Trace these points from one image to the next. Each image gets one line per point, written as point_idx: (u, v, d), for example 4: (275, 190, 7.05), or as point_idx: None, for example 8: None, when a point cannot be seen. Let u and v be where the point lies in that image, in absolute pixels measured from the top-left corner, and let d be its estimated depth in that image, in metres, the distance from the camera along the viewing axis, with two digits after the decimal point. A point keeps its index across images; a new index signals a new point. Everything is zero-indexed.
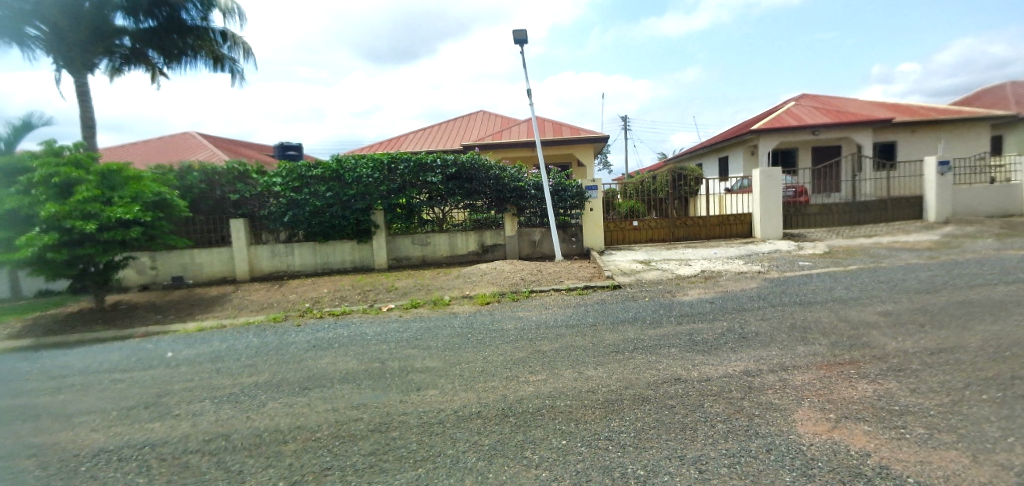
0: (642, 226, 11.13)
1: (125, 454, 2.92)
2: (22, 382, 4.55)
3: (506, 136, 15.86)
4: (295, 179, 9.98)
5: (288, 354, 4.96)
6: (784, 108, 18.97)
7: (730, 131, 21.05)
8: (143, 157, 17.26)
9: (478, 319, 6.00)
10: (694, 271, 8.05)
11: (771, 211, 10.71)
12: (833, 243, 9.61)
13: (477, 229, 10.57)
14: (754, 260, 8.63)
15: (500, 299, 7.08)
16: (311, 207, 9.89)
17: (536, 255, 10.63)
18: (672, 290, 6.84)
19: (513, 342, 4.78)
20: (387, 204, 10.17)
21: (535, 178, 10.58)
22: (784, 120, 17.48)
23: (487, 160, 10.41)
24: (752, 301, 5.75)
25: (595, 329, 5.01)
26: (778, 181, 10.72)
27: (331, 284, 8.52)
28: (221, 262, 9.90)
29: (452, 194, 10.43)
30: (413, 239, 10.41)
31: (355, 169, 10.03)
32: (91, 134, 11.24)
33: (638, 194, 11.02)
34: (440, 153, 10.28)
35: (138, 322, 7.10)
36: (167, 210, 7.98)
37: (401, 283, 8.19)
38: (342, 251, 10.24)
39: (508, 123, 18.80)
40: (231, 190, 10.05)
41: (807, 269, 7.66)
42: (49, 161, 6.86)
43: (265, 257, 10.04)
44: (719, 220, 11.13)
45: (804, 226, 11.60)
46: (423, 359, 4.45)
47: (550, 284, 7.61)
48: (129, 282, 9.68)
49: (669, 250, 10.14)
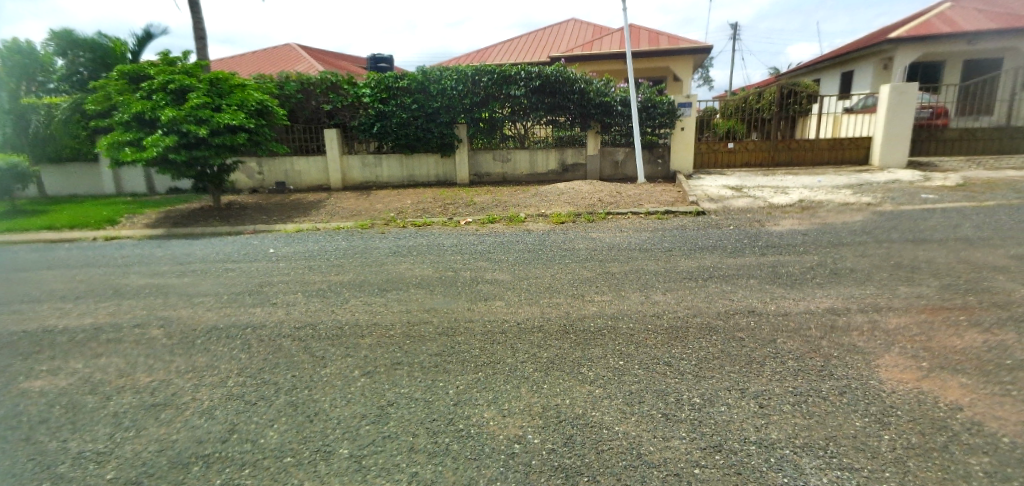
0: (739, 149, 10.12)
1: (231, 333, 3.47)
2: (158, 265, 5.40)
3: (596, 47, 14.75)
4: (381, 91, 10.13)
5: (371, 258, 5.35)
6: (938, 9, 15.55)
7: (860, 41, 17.91)
8: (249, 68, 18.38)
9: (550, 237, 5.98)
10: (791, 200, 7.29)
11: (897, 134, 9.18)
12: (972, 174, 8.16)
13: (558, 147, 10.26)
14: (867, 191, 7.59)
15: (575, 219, 7.00)
16: (397, 119, 10.07)
17: (618, 176, 10.20)
18: (763, 219, 6.29)
19: (583, 262, 4.75)
20: (470, 118, 10.15)
21: (624, 93, 9.93)
22: (934, 25, 14.41)
23: (573, 73, 9.87)
24: (854, 235, 5.12)
25: (670, 255, 4.82)
26: (912, 101, 9.05)
27: (412, 196, 8.84)
28: (317, 170, 10.61)
29: (535, 108, 10.08)
30: (494, 154, 10.34)
31: (440, 81, 9.98)
32: (201, 45, 12.06)
33: (739, 113, 10.04)
34: (524, 65, 9.86)
35: (246, 220, 7.97)
36: (269, 117, 8.49)
37: (478, 198, 8.30)
38: (426, 164, 10.51)
39: (599, 31, 17.37)
40: (324, 101, 10.49)
41: (931, 202, 6.61)
42: (165, 69, 7.51)
43: (356, 168, 10.60)
44: (831, 144, 9.80)
45: (937, 154, 9.67)
46: (492, 272, 4.60)
47: (629, 207, 7.31)
48: (240, 185, 10.78)
49: (766, 176, 9.20)
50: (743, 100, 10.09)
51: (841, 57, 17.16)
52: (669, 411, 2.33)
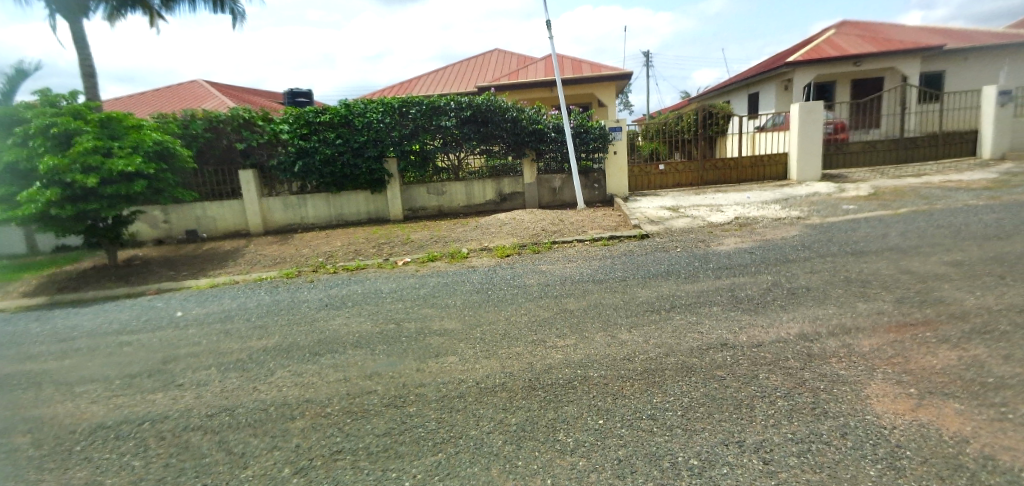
0: (670, 170, 10.42)
1: (123, 432, 2.69)
2: (27, 344, 4.40)
3: (523, 76, 14.92)
4: (301, 126, 9.44)
5: (299, 315, 4.70)
6: (824, 36, 17.36)
7: (761, 66, 19.62)
8: (149, 107, 16.78)
9: (498, 274, 5.63)
10: (727, 218, 7.49)
11: (810, 150, 9.82)
12: (878, 184, 8.87)
13: (495, 176, 10.05)
14: (793, 204, 7.97)
15: (521, 251, 6.71)
16: (322, 155, 9.42)
17: (558, 202, 10.13)
18: (707, 239, 6.33)
19: (538, 300, 4.42)
20: (400, 150, 9.65)
21: (556, 120, 9.89)
22: (823, 50, 16.04)
23: (503, 102, 9.68)
24: (797, 251, 5.21)
25: (626, 286, 4.60)
26: (819, 118, 9.74)
27: (345, 237, 8.19)
28: (232, 215, 9.66)
29: (468, 138, 9.84)
30: (428, 187, 9.97)
31: (365, 115, 9.50)
32: (89, 82, 10.76)
33: (661, 135, 10.19)
34: (453, 95, 9.62)
35: (149, 278, 6.94)
36: (171, 160, 7.61)
37: (417, 235, 7.82)
38: (356, 201, 9.89)
39: (524, 61, 17.67)
40: (237, 139, 9.62)
41: (853, 213, 7.01)
42: (43, 111, 6.43)
43: (277, 209, 9.77)
44: (752, 161, 10.35)
45: (846, 166, 10.54)
46: (440, 320, 4.14)
47: (574, 234, 7.15)
48: (142, 237, 9.55)
49: (699, 195, 9.50)
50: (664, 121, 10.11)
51: (747, 80, 18.64)
52: (667, 480, 2.01)
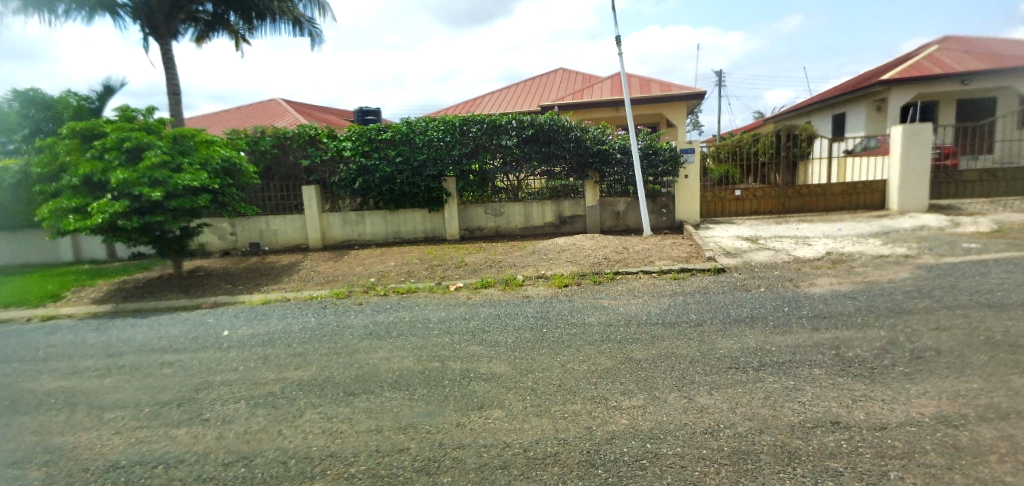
0: (747, 196, 9.53)
1: (133, 476, 2.45)
2: (81, 357, 4.46)
3: (586, 95, 14.53)
4: (363, 144, 9.52)
5: (341, 342, 4.45)
6: (926, 51, 15.66)
7: (850, 85, 18.06)
8: (233, 123, 17.98)
9: (553, 307, 5.16)
10: (818, 253, 6.59)
11: (916, 178, 8.64)
12: (1004, 218, 7.57)
13: (554, 198, 9.65)
14: (896, 239, 6.92)
15: (580, 281, 6.21)
16: (381, 173, 9.41)
17: (620, 227, 9.55)
18: (795, 278, 5.53)
19: (599, 344, 3.91)
20: (459, 170, 9.49)
21: (623, 140, 9.37)
22: (925, 67, 14.44)
23: (568, 121, 9.30)
24: (914, 299, 4.33)
25: (703, 332, 3.98)
26: (926, 141, 8.54)
27: (398, 256, 8.04)
28: (295, 230, 9.91)
29: (529, 159, 9.51)
30: (485, 207, 9.71)
31: (426, 133, 9.42)
32: (177, 101, 11.55)
33: (733, 157, 9.30)
34: (515, 114, 9.35)
35: (208, 291, 7.09)
36: (236, 176, 7.86)
37: (470, 257, 7.51)
38: (412, 220, 9.82)
39: (588, 80, 17.28)
40: (302, 156, 9.85)
41: (977, 253, 5.91)
42: (121, 126, 6.82)
43: (336, 225, 9.90)
44: (843, 188, 9.25)
45: (957, 196, 9.09)
46: (489, 362, 3.72)
47: (639, 265, 6.55)
48: (212, 248, 9.97)
49: (780, 224, 8.58)
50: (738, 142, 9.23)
51: (831, 99, 17.22)
52: None
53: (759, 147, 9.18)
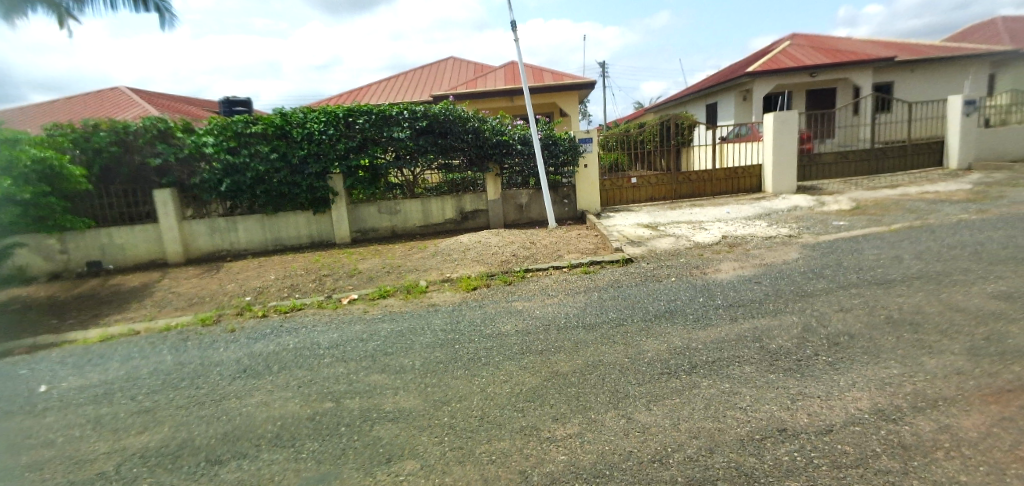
0: (642, 183, 9.73)
1: None
2: None
3: (480, 84, 14.09)
4: (228, 138, 8.15)
5: (204, 386, 3.51)
6: (780, 47, 17.54)
7: (719, 77, 19.75)
8: (59, 115, 14.76)
9: (464, 316, 4.65)
10: (714, 237, 6.81)
11: (785, 162, 9.45)
12: (857, 196, 8.55)
13: (454, 193, 9.11)
14: (778, 220, 7.44)
15: (489, 283, 5.77)
16: (253, 172, 8.16)
17: (525, 220, 9.30)
18: (700, 265, 5.61)
19: (521, 359, 3.49)
20: (346, 166, 8.51)
21: (522, 130, 9.05)
22: (781, 61, 16.15)
23: (464, 111, 8.79)
24: (811, 280, 4.53)
25: (627, 334, 3.74)
26: (792, 128, 9.36)
27: (279, 268, 6.96)
28: (146, 243, 8.25)
29: (424, 151, 8.80)
30: (379, 206, 8.89)
31: (305, 125, 8.29)
32: None
33: (623, 145, 9.45)
34: (406, 103, 8.61)
35: (21, 331, 5.49)
36: (56, 182, 6.14)
37: (366, 264, 6.70)
38: (295, 224, 8.69)
39: (481, 70, 16.86)
40: (150, 153, 8.12)
41: (846, 230, 6.52)
42: None
43: (202, 234, 8.42)
44: (725, 174, 9.86)
45: (817, 177, 10.14)
46: (396, 395, 3.11)
47: (550, 260, 6.26)
48: (31, 271, 7.93)
49: (675, 210, 8.89)
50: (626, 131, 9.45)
51: (705, 90, 18.67)
52: None
53: (646, 134, 9.41)
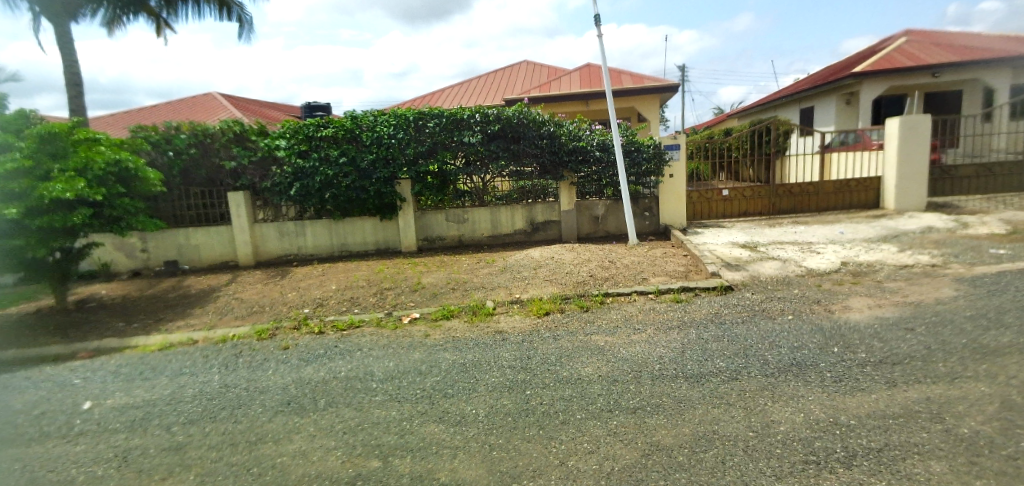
0: (735, 196, 8.66)
1: None
2: None
3: (553, 88, 13.52)
4: (300, 142, 8.06)
5: (244, 419, 3.14)
6: (894, 43, 15.50)
7: (817, 78, 17.90)
8: (160, 118, 15.92)
9: (536, 351, 4.01)
10: (833, 264, 5.69)
11: (914, 175, 8.00)
12: (1013, 218, 6.98)
13: (524, 202, 8.53)
14: (911, 244, 6.16)
15: (563, 308, 5.13)
16: (323, 176, 8.02)
17: (599, 233, 8.59)
18: (823, 299, 4.59)
19: (608, 419, 2.80)
20: (415, 171, 8.19)
21: (601, 136, 8.30)
22: (895, 59, 14.22)
23: (539, 115, 8.22)
24: (990, 332, 3.45)
25: (746, 396, 2.93)
26: (925, 135, 7.90)
27: (341, 277, 6.71)
28: (221, 244, 8.42)
29: (494, 157, 8.29)
30: (446, 214, 8.50)
31: (375, 129, 8.04)
32: (74, 93, 9.66)
33: (704, 153, 8.42)
34: (478, 105, 8.14)
35: (93, 331, 5.56)
36: (132, 184, 6.34)
37: (429, 278, 6.24)
38: (362, 230, 8.51)
39: (553, 74, 16.26)
40: (227, 157, 8.24)
41: (1015, 261, 5.16)
42: None
43: (271, 237, 8.48)
44: (836, 186, 8.53)
45: (955, 193, 8.47)
46: (455, 458, 2.53)
47: (633, 284, 5.51)
48: (119, 268, 8.31)
49: (774, 228, 7.81)
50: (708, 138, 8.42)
51: (800, 94, 16.95)
52: None
53: (731, 141, 8.29)
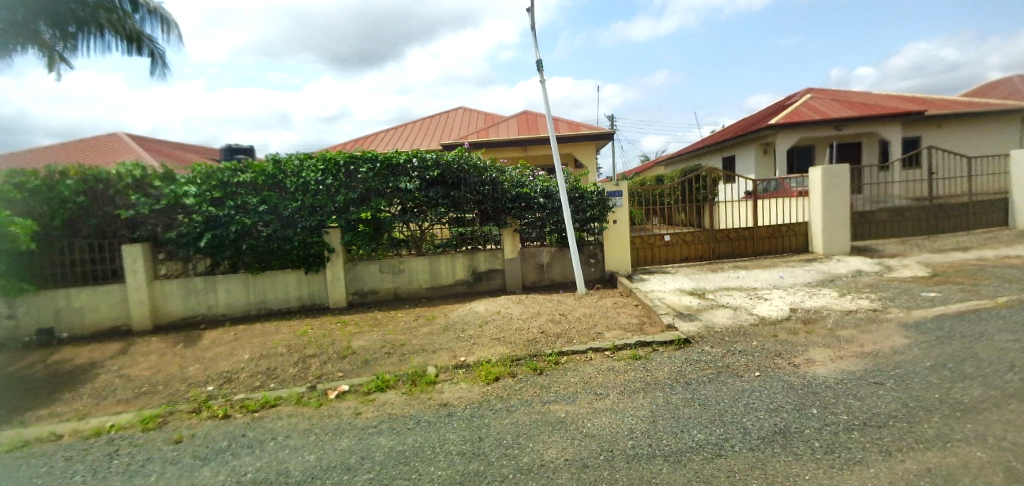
0: (676, 241, 8.68)
1: None
2: None
3: (492, 134, 13.46)
4: (213, 188, 7.19)
5: None
6: (800, 100, 17.16)
7: (736, 130, 19.36)
8: (49, 159, 14.08)
9: (488, 429, 3.44)
10: (781, 311, 5.66)
11: (837, 220, 8.46)
12: (928, 261, 7.48)
13: (465, 250, 8.07)
14: (848, 289, 6.34)
15: (514, 371, 4.60)
16: (239, 225, 7.17)
17: (545, 281, 8.27)
18: (783, 352, 4.43)
19: None
20: (344, 219, 7.54)
21: (544, 182, 8.09)
22: (803, 114, 15.68)
23: (481, 160, 7.92)
24: (957, 385, 3.37)
25: (735, 476, 2.53)
26: (844, 183, 8.47)
27: (257, 342, 5.81)
28: (111, 306, 7.22)
29: (433, 204, 7.85)
30: (381, 265, 7.84)
31: (300, 174, 7.37)
32: None
33: (638, 201, 8.50)
34: (415, 150, 7.72)
35: None
36: None
37: (362, 339, 5.52)
38: (283, 285, 7.63)
39: (492, 120, 16.34)
40: (123, 204, 7.17)
41: (946, 304, 5.37)
42: None
43: (174, 296, 7.40)
44: (768, 231, 8.83)
45: (872, 236, 9.05)
46: None
47: (587, 341, 5.09)
48: None
49: (717, 274, 7.87)
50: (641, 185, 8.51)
51: (722, 144, 18.17)
52: None
53: (663, 189, 8.41)
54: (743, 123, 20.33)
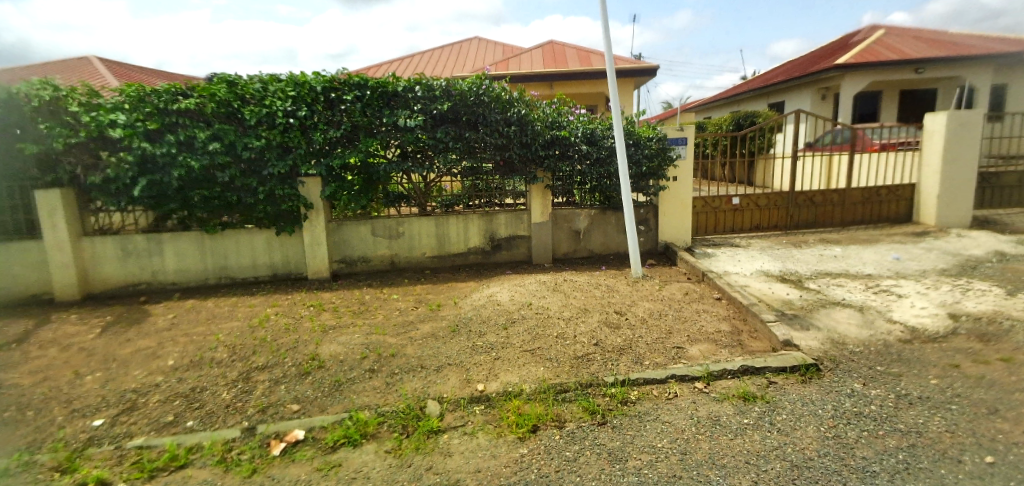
0: (747, 206, 6.83)
1: None
2: None
3: (512, 67, 11.27)
4: (148, 118, 5.25)
5: None
6: (871, 37, 14.56)
7: (788, 71, 16.80)
8: None
9: None
10: (937, 318, 3.93)
11: (958, 183, 6.56)
12: None
13: (481, 210, 6.30)
14: (1016, 282, 4.54)
15: (560, 416, 2.95)
16: (182, 170, 5.30)
17: (580, 253, 6.58)
18: (1002, 408, 2.72)
19: None
20: (325, 166, 5.71)
21: (587, 124, 6.20)
22: (877, 52, 13.24)
23: (506, 91, 5.96)
24: None
25: None
26: (974, 134, 6.45)
27: (195, 337, 4.18)
28: (26, 269, 5.59)
29: (442, 149, 5.96)
30: (374, 226, 6.12)
31: (264, 102, 5.43)
32: None
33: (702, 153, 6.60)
34: (418, 74, 5.79)
35: None
36: None
37: (338, 342, 3.86)
38: (249, 249, 5.96)
39: (511, 50, 14.03)
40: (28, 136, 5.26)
41: None
42: None
43: (108, 259, 5.76)
44: (864, 196, 6.93)
45: (992, 205, 7.15)
46: None
47: (665, 363, 3.43)
48: None
49: (805, 250, 6.10)
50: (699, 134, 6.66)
51: (770, 87, 15.75)
52: None
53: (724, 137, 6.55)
54: (793, 65, 17.71)
